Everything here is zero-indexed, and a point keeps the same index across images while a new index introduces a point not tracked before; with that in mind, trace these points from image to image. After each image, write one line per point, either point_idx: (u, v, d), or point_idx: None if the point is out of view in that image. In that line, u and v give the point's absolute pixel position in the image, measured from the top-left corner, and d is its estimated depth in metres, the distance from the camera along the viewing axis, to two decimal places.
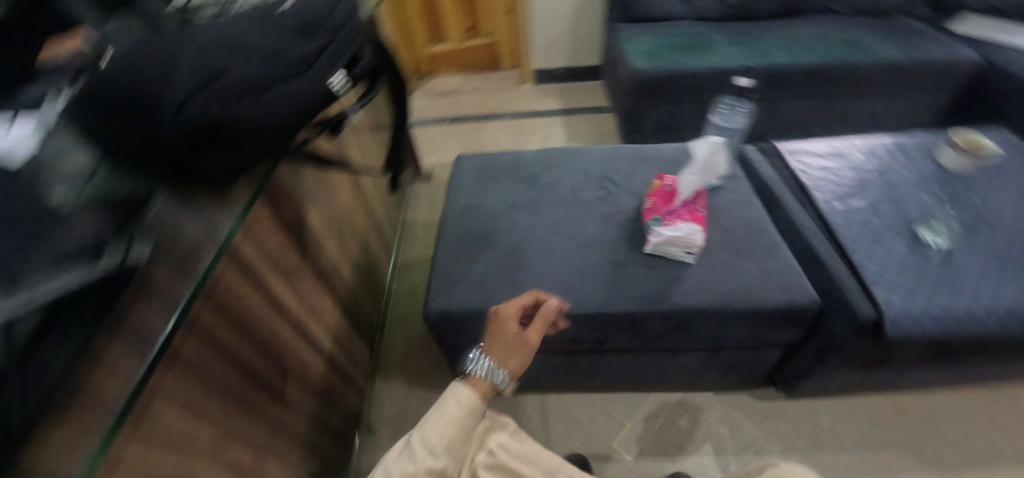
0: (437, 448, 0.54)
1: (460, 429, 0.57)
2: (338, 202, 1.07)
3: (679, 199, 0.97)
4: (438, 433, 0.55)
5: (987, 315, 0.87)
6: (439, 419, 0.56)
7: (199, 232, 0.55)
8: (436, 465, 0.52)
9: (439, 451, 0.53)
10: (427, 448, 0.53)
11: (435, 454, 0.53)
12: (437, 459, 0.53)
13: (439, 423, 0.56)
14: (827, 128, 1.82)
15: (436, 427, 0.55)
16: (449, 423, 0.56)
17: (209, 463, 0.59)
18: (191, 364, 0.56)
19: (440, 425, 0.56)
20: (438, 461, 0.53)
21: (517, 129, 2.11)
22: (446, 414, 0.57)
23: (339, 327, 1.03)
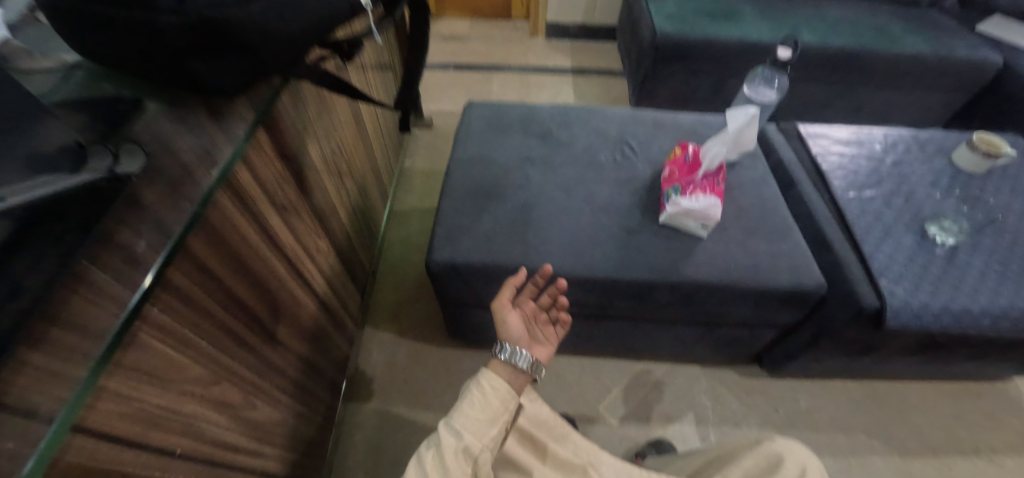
0: (462, 427, 0.52)
1: (488, 410, 0.54)
2: (338, 139, 1.02)
3: (702, 170, 0.93)
4: (463, 414, 0.53)
5: (983, 314, 0.88)
6: (467, 402, 0.54)
7: (196, 153, 0.51)
8: (460, 443, 0.51)
9: (464, 430, 0.52)
10: (451, 426, 0.52)
11: (459, 433, 0.52)
12: (463, 437, 0.52)
13: (468, 407, 0.54)
14: (844, 115, 1.78)
15: (464, 408, 0.54)
16: (476, 405, 0.54)
17: (199, 394, 0.58)
18: (181, 291, 0.54)
19: (468, 407, 0.54)
20: (463, 440, 0.51)
21: (527, 86, 2.04)
22: (475, 399, 0.55)
23: (333, 269, 1.01)
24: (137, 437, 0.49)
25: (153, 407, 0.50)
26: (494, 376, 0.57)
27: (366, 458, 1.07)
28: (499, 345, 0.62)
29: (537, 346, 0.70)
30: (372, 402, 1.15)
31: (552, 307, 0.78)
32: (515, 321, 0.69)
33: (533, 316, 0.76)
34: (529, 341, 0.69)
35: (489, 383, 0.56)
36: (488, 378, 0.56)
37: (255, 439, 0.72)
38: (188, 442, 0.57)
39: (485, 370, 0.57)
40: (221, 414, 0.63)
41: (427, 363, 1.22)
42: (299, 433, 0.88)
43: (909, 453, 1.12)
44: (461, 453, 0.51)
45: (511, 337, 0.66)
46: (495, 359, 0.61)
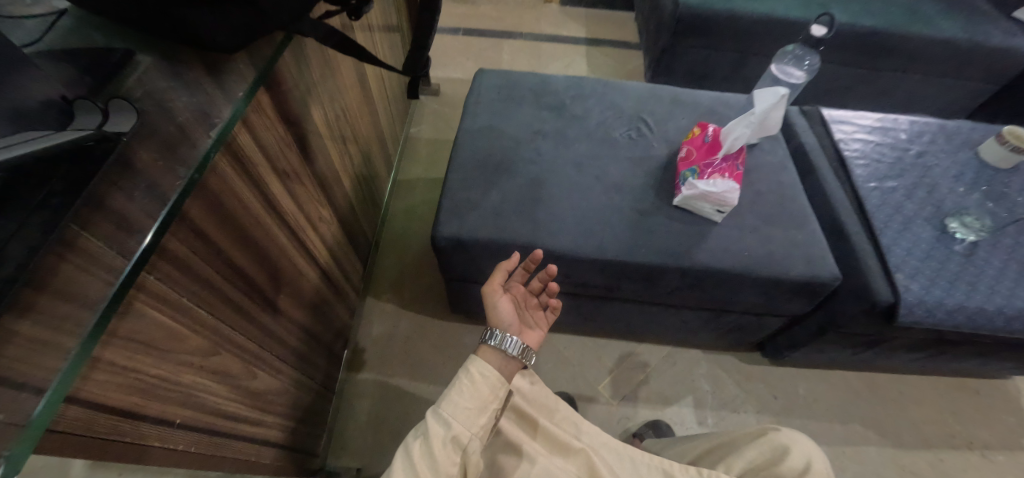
0: (450, 416, 0.52)
1: (476, 398, 0.54)
2: (342, 103, 0.98)
3: (722, 152, 0.89)
4: (452, 402, 0.53)
5: (997, 314, 0.86)
6: (456, 391, 0.54)
7: (192, 111, 0.47)
8: (449, 432, 0.51)
9: (452, 419, 0.52)
10: (439, 416, 0.52)
11: (447, 422, 0.52)
12: (451, 427, 0.51)
13: (457, 396, 0.54)
14: (866, 100, 1.71)
15: (452, 397, 0.54)
16: (465, 393, 0.54)
17: (198, 364, 0.57)
18: (177, 260, 0.52)
19: (457, 396, 0.54)
20: (452, 429, 0.51)
21: (539, 55, 1.96)
22: (464, 387, 0.55)
23: (336, 238, 0.99)
24: (136, 408, 0.48)
25: (150, 378, 0.49)
26: (483, 363, 0.57)
27: (366, 427, 1.08)
28: (489, 331, 0.62)
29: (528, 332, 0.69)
30: (372, 372, 1.16)
31: (542, 293, 0.78)
32: (505, 308, 0.67)
33: (523, 300, 0.74)
34: (520, 328, 0.68)
35: (477, 370, 0.56)
36: (477, 365, 0.56)
37: (256, 408, 0.72)
38: (187, 412, 0.56)
39: (473, 357, 0.58)
40: (222, 384, 0.62)
41: (428, 335, 1.22)
42: (300, 401, 0.88)
43: (903, 445, 1.12)
44: (450, 442, 0.51)
45: (501, 324, 0.65)
46: (484, 346, 0.61)
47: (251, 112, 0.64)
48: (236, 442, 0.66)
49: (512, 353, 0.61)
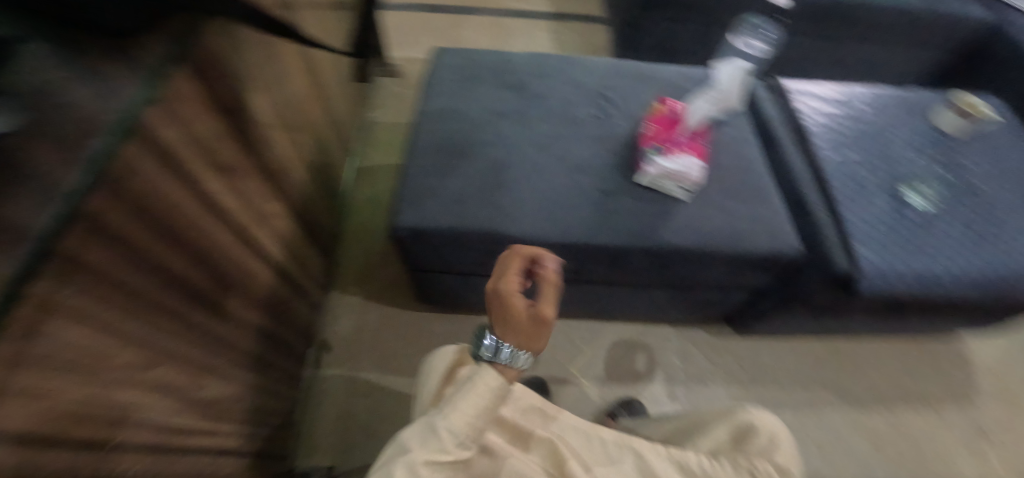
0: (457, 429, 0.51)
1: (486, 413, 0.53)
2: (288, 87, 0.91)
3: (685, 127, 0.90)
4: (460, 415, 0.51)
5: (948, 278, 0.89)
6: (466, 403, 0.52)
7: (94, 103, 0.42)
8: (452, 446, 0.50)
9: (458, 433, 0.51)
10: (447, 429, 0.50)
11: (454, 436, 0.50)
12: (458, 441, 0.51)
13: (466, 409, 0.51)
14: (827, 72, 1.73)
15: (462, 410, 0.51)
16: (474, 408, 0.52)
17: (132, 379, 0.53)
18: (98, 270, 0.47)
19: (467, 410, 0.52)
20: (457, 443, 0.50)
21: (503, 31, 1.89)
22: (474, 400, 0.52)
23: (290, 233, 0.94)
24: (62, 434, 0.44)
25: (77, 400, 0.45)
26: (498, 377, 0.54)
27: (337, 424, 1.05)
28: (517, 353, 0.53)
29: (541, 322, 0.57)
30: (341, 368, 1.12)
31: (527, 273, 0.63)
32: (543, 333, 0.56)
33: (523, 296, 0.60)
34: None
35: (492, 384, 0.53)
36: (492, 380, 0.53)
37: (206, 418, 0.68)
38: (124, 432, 0.52)
39: (489, 367, 0.54)
40: (163, 398, 0.58)
41: (397, 327, 1.19)
42: (261, 404, 0.84)
43: (862, 406, 1.17)
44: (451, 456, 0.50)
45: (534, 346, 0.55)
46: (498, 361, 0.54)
47: (179, 101, 0.58)
48: (186, 456, 0.63)
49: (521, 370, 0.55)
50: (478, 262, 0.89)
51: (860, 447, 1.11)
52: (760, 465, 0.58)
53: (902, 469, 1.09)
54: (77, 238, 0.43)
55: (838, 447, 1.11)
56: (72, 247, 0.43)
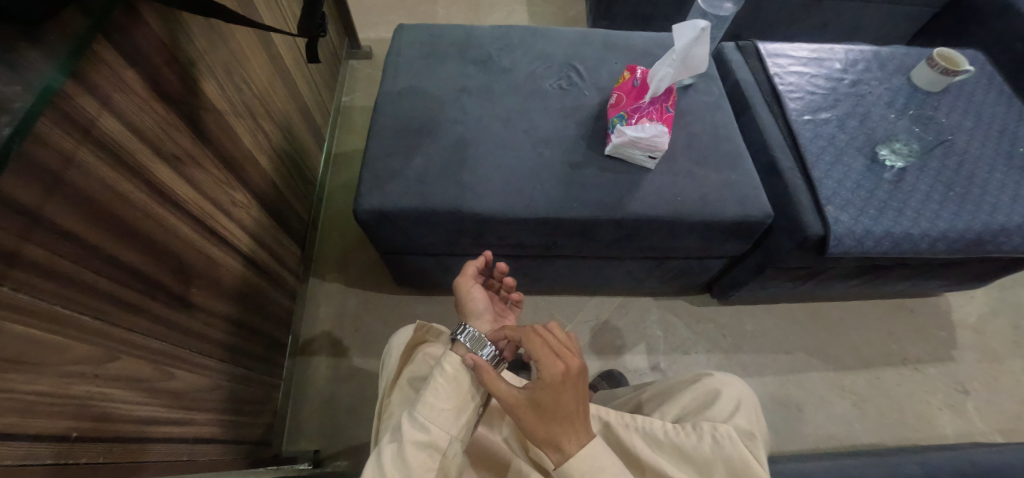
0: (427, 420, 0.50)
1: (453, 398, 0.52)
2: (245, 73, 0.90)
3: (649, 95, 0.87)
4: (428, 404, 0.51)
5: (921, 237, 0.88)
6: (432, 392, 0.52)
7: (10, 91, 0.40)
8: (425, 437, 0.49)
9: (429, 422, 0.50)
10: (416, 420, 0.50)
11: (425, 426, 0.50)
12: (429, 431, 0.50)
13: (433, 397, 0.52)
14: (809, 32, 1.69)
15: (428, 399, 0.51)
16: (440, 394, 0.52)
17: (92, 373, 0.52)
18: (40, 265, 0.46)
19: (434, 397, 0.52)
20: (428, 433, 0.50)
21: (476, 6, 1.84)
22: (440, 387, 0.52)
23: (258, 221, 0.93)
24: (15, 429, 0.43)
25: (30, 395, 0.45)
26: (457, 358, 0.55)
27: (321, 409, 1.06)
28: (461, 328, 0.60)
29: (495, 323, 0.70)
30: (325, 354, 1.13)
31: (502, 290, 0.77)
32: (479, 297, 0.68)
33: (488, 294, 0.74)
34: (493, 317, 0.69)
35: (453, 367, 0.54)
36: (451, 362, 0.54)
37: (179, 408, 0.67)
38: (86, 424, 0.51)
39: (449, 351, 0.56)
40: (130, 390, 0.58)
41: (378, 310, 1.19)
42: (238, 393, 0.84)
43: (843, 367, 1.18)
44: (425, 449, 0.49)
45: (478, 311, 0.67)
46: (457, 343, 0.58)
47: (112, 90, 0.57)
48: (160, 446, 0.63)
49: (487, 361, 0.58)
50: (447, 242, 0.89)
51: (842, 409, 1.13)
52: (720, 427, 0.56)
53: (883, 428, 1.11)
54: (5, 233, 0.43)
55: (820, 409, 1.13)
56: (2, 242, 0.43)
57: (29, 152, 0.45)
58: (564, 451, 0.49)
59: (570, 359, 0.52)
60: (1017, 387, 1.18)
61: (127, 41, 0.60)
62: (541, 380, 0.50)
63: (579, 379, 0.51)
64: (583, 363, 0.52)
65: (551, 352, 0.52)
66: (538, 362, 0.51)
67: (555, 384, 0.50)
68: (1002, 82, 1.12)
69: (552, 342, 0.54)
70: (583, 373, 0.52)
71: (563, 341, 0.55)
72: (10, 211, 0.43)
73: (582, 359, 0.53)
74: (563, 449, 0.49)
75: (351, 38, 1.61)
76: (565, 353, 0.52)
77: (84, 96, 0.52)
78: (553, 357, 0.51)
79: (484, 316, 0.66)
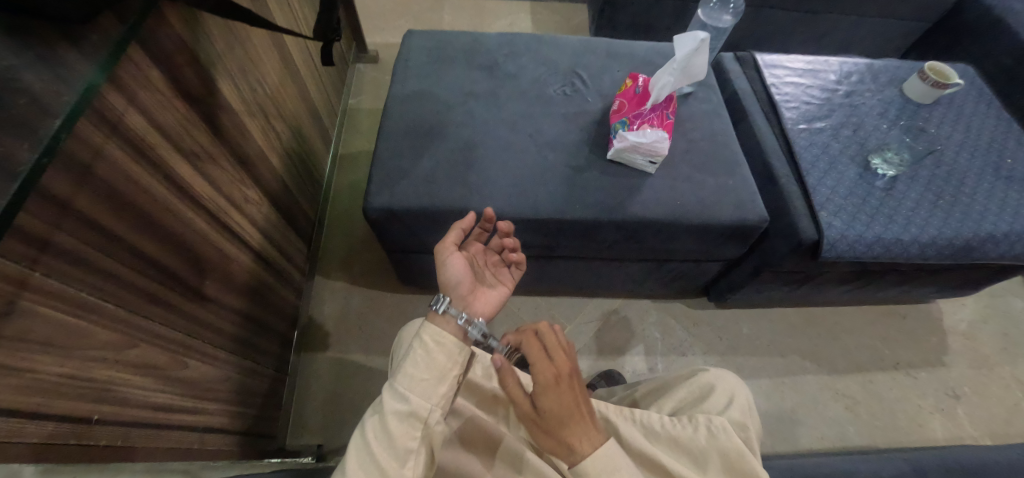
0: (407, 391, 0.52)
1: (432, 368, 0.54)
2: (260, 74, 0.93)
3: (650, 102, 0.90)
4: (407, 375, 0.53)
5: (911, 243, 0.91)
6: (410, 363, 0.54)
7: (51, 87, 0.42)
8: (406, 408, 0.51)
9: (409, 393, 0.52)
10: (395, 391, 0.52)
11: (404, 397, 0.51)
12: (408, 401, 0.51)
13: (412, 368, 0.53)
14: (805, 45, 1.73)
15: (407, 370, 0.53)
16: (419, 365, 0.53)
17: (113, 359, 0.54)
18: (71, 254, 0.48)
19: (412, 368, 0.53)
20: (408, 402, 0.51)
21: (481, 14, 1.88)
22: (419, 358, 0.54)
23: (268, 219, 0.96)
24: (40, 408, 0.45)
25: (56, 377, 0.47)
26: (436, 330, 0.56)
27: (323, 404, 1.08)
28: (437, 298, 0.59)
29: (482, 291, 0.69)
30: (328, 351, 1.15)
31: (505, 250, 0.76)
32: (455, 265, 0.67)
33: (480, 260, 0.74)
34: (472, 286, 0.68)
35: (431, 339, 0.55)
36: (429, 334, 0.55)
37: (191, 397, 0.69)
38: (106, 407, 0.53)
39: (427, 324, 0.57)
40: (147, 376, 0.60)
41: (381, 308, 1.22)
42: (246, 385, 0.86)
43: (836, 371, 1.21)
44: (406, 418, 0.51)
45: (450, 282, 0.66)
46: (433, 313, 0.58)
47: (138, 88, 0.59)
48: (172, 432, 0.64)
49: (473, 336, 0.59)
50: None
51: (835, 412, 1.15)
52: (715, 419, 0.58)
53: (875, 430, 1.13)
54: (39, 221, 0.45)
55: (814, 412, 1.15)
56: (37, 229, 0.45)
57: (64, 145, 0.48)
58: (577, 451, 0.51)
59: (560, 362, 0.56)
60: (1006, 392, 1.21)
61: (152, 41, 0.62)
62: (538, 386, 0.55)
63: (572, 380, 0.55)
64: (574, 364, 0.57)
65: (545, 355, 0.57)
66: (531, 364, 0.56)
67: (550, 385, 0.54)
68: (992, 95, 1.16)
69: (548, 345, 0.58)
70: (575, 374, 0.56)
71: (559, 343, 0.59)
72: (46, 202, 0.46)
73: (574, 359, 0.57)
74: (578, 451, 0.51)
75: (359, 42, 1.64)
76: (557, 355, 0.57)
77: (112, 94, 0.55)
78: (546, 361, 0.56)
79: (456, 287, 0.65)
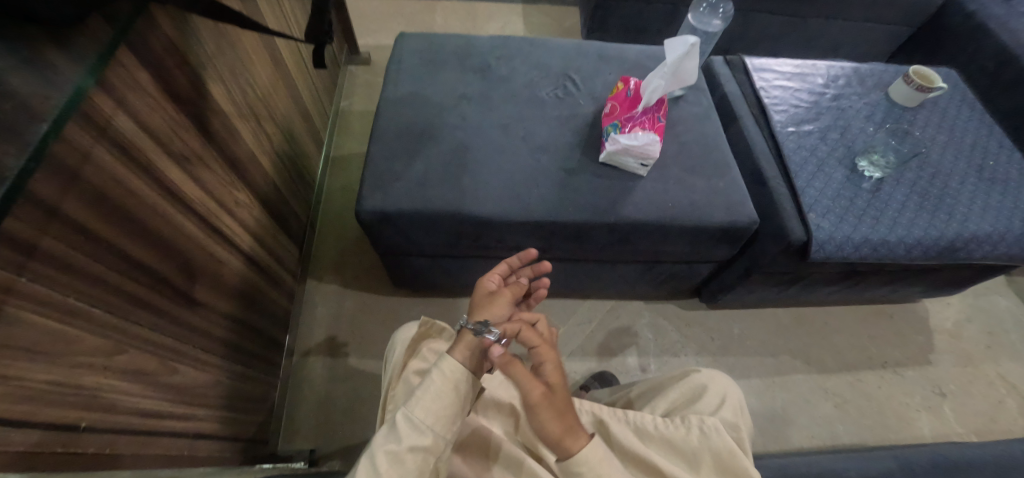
0: (426, 425, 0.51)
1: (452, 404, 0.53)
2: (251, 77, 0.92)
3: (642, 105, 0.91)
4: (427, 409, 0.52)
5: (898, 244, 0.93)
6: (431, 396, 0.52)
7: (38, 90, 0.42)
8: (423, 441, 0.50)
9: (428, 428, 0.51)
10: (415, 425, 0.50)
11: (423, 431, 0.51)
12: (426, 435, 0.51)
13: (433, 403, 0.52)
14: (794, 48, 1.76)
15: (427, 404, 0.52)
16: (440, 399, 0.52)
17: (101, 365, 0.53)
18: (57, 259, 0.48)
19: (434, 403, 0.52)
20: (425, 437, 0.51)
21: (473, 16, 1.88)
22: (440, 392, 0.53)
23: (259, 222, 0.95)
24: (27, 416, 0.44)
25: (42, 385, 0.46)
26: (460, 365, 0.55)
27: (317, 409, 1.07)
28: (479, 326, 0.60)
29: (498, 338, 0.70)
30: (320, 354, 1.15)
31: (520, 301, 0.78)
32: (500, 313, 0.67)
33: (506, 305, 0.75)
34: None
35: (455, 374, 0.54)
36: (454, 368, 0.54)
37: (182, 403, 0.69)
38: (94, 415, 0.52)
39: (450, 356, 0.56)
40: (136, 383, 0.59)
41: (374, 312, 1.21)
42: (237, 390, 0.85)
43: (826, 370, 1.23)
44: (422, 452, 0.50)
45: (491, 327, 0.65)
46: (462, 342, 0.58)
47: (127, 91, 0.59)
48: (163, 439, 0.64)
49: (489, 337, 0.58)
50: (445, 243, 0.92)
51: (824, 411, 1.16)
52: (707, 419, 0.59)
53: (864, 428, 1.15)
54: (26, 226, 0.44)
55: (804, 411, 1.16)
56: (24, 234, 0.44)
57: (53, 149, 0.47)
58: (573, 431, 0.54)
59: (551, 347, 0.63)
60: (990, 389, 1.23)
61: (141, 43, 0.62)
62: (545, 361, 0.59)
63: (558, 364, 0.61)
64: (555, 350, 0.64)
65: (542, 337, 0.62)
66: (534, 351, 0.60)
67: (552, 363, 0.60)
68: (974, 99, 1.19)
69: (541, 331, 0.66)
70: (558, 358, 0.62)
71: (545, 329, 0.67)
72: (32, 207, 0.45)
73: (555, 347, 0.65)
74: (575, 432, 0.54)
75: (351, 44, 1.64)
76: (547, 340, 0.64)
77: (100, 97, 0.54)
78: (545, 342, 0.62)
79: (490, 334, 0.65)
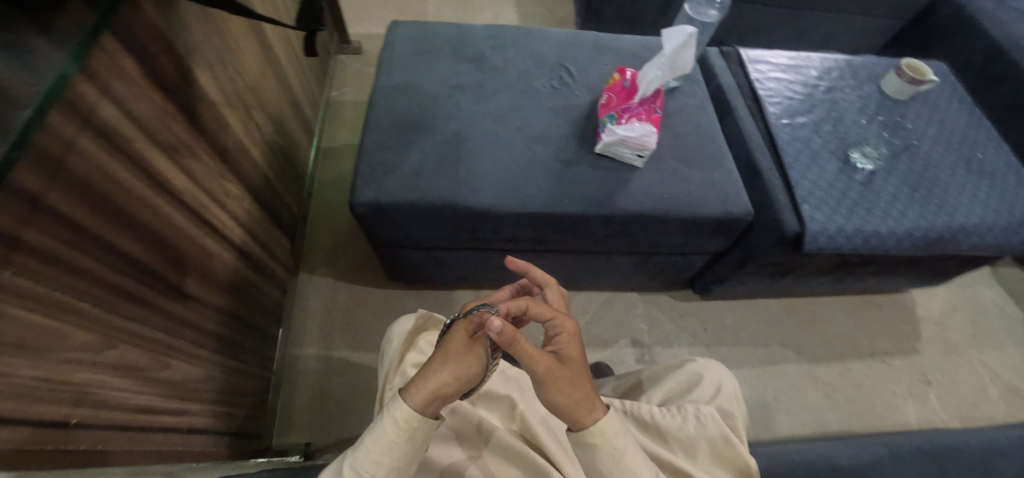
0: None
1: (403, 454, 0.50)
2: (239, 65, 0.90)
3: (638, 96, 0.91)
4: (374, 460, 0.48)
5: (888, 235, 0.94)
6: (378, 446, 0.49)
7: (17, 76, 0.40)
8: None
9: None
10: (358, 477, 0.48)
11: None
12: None
13: (380, 454, 0.49)
14: (788, 40, 1.76)
15: (373, 455, 0.48)
16: (390, 448, 0.49)
17: (90, 360, 0.52)
18: (42, 252, 0.46)
19: (381, 454, 0.49)
20: None
21: (467, 5, 1.85)
22: (389, 440, 0.49)
23: (250, 214, 0.93)
24: (15, 413, 0.43)
25: (30, 382, 0.44)
26: (417, 413, 0.49)
27: (311, 402, 1.07)
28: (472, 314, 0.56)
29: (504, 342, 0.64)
30: (314, 347, 1.14)
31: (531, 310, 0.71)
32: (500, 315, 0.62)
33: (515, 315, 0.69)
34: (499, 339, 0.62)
35: (408, 422, 0.49)
36: (409, 415, 0.49)
37: (175, 398, 0.68)
38: (85, 411, 0.51)
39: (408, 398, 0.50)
40: (126, 378, 0.58)
41: (368, 305, 1.20)
42: (230, 384, 0.84)
43: (816, 359, 1.25)
44: None
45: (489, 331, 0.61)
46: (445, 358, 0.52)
47: (112, 78, 0.57)
48: (155, 434, 0.63)
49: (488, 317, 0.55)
50: (439, 235, 0.91)
51: (814, 400, 1.18)
52: (704, 408, 0.60)
53: (852, 416, 1.17)
54: (10, 219, 0.43)
55: (794, 399, 1.18)
56: (7, 226, 0.43)
57: (36, 137, 0.46)
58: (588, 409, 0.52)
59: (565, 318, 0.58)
60: (973, 377, 1.26)
61: (125, 29, 0.60)
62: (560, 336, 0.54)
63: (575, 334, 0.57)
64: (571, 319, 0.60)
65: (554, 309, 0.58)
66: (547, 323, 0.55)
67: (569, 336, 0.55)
68: (964, 92, 1.20)
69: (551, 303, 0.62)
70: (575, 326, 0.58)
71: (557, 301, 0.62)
72: (16, 198, 0.43)
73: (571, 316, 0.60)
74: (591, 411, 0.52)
75: (341, 32, 1.61)
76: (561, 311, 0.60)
77: (84, 83, 0.52)
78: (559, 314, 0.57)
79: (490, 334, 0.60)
